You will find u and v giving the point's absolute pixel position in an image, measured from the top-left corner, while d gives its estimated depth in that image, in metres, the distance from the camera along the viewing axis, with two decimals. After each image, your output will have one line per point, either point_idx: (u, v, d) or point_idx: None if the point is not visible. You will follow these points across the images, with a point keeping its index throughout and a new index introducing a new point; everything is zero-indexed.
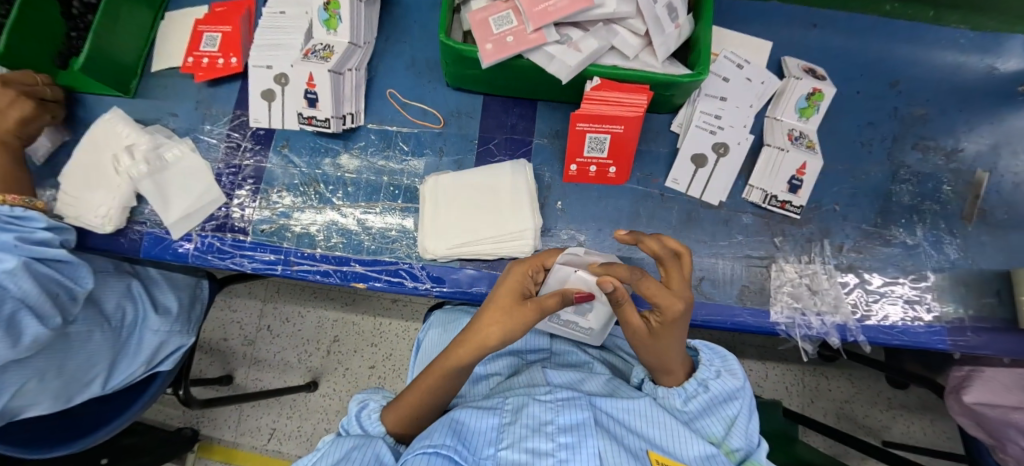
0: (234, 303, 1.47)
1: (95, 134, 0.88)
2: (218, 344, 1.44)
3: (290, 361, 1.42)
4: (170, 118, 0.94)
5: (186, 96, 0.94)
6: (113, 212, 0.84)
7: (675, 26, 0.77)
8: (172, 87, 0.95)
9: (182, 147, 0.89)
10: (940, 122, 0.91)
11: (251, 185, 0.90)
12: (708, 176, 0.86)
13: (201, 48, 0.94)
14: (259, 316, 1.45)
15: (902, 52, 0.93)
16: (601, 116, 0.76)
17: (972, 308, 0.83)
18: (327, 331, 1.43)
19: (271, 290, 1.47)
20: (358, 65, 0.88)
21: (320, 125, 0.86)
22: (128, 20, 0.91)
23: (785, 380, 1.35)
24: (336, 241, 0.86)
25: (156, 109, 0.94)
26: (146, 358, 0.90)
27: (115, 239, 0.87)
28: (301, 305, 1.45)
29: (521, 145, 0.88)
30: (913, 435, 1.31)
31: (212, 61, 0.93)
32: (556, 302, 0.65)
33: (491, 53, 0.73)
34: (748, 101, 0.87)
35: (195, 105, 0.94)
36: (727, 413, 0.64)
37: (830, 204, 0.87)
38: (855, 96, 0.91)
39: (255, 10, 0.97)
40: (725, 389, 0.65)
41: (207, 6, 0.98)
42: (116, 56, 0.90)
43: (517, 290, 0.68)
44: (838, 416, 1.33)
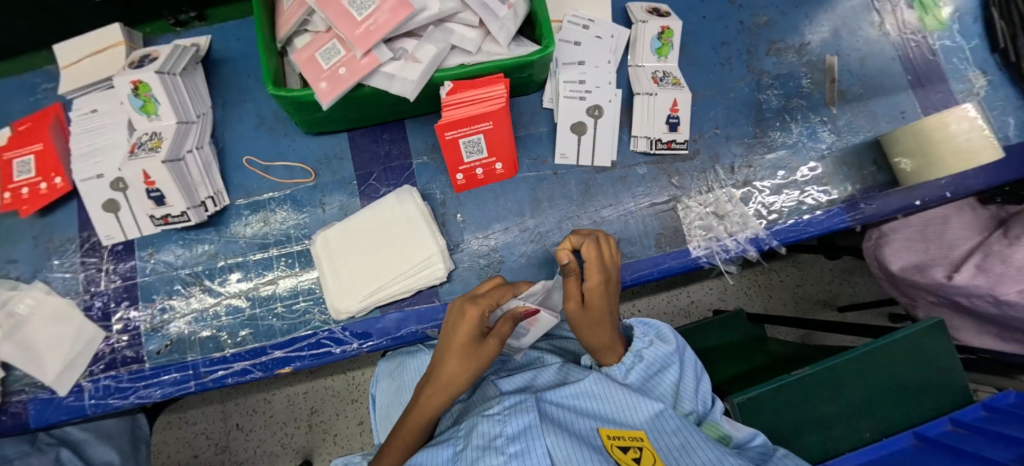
0: (189, 415, 1.30)
1: None
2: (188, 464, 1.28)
3: (275, 451, 1.28)
4: (9, 265, 0.82)
5: (21, 236, 0.83)
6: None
7: (507, 6, 0.74)
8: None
9: (34, 294, 0.79)
10: (783, 22, 0.95)
11: (128, 307, 0.80)
12: (593, 140, 0.85)
13: (15, 178, 0.81)
14: (222, 417, 1.30)
15: None
16: (463, 119, 0.73)
17: (857, 183, 0.90)
18: (301, 406, 1.30)
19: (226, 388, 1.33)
20: (198, 143, 0.80)
21: (180, 220, 0.78)
22: None
23: (743, 286, 1.42)
24: (244, 333, 0.79)
25: None
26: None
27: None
28: (265, 391, 1.31)
29: (402, 170, 0.84)
30: (861, 294, 1.42)
31: (32, 189, 0.81)
32: (511, 325, 0.63)
33: (327, 92, 0.68)
34: (606, 58, 0.86)
35: (34, 242, 0.83)
36: (670, 379, 0.66)
37: (711, 129, 0.90)
38: (702, 22, 0.94)
39: (65, 116, 0.85)
40: (657, 359, 0.67)
41: (7, 128, 0.85)
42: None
43: (474, 329, 0.63)
44: (796, 301, 1.41)
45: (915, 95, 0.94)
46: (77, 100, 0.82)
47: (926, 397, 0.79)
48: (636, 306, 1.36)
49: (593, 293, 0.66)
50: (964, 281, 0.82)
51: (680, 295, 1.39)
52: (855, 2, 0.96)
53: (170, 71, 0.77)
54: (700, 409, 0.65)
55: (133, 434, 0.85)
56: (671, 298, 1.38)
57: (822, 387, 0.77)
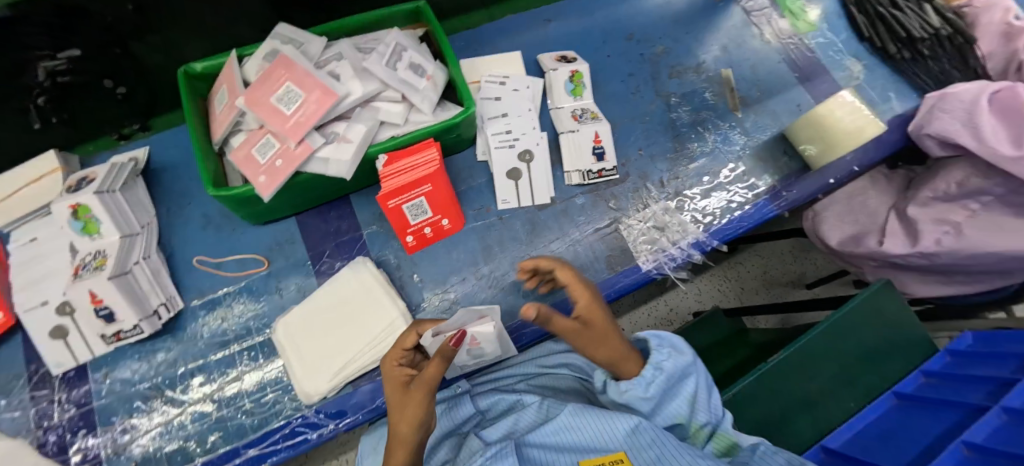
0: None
1: None
2: None
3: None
4: None
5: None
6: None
7: (426, 78, 0.82)
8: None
9: None
10: (677, 49, 1.06)
11: (87, 433, 0.77)
12: (530, 181, 0.90)
13: None
14: None
15: (623, 11, 1.08)
16: (403, 186, 0.77)
17: (775, 174, 0.98)
18: None
19: None
20: (145, 253, 0.80)
21: (134, 334, 0.77)
22: None
23: (715, 285, 1.47)
24: (214, 437, 0.77)
25: None
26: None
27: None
28: None
29: (353, 243, 0.86)
30: (826, 267, 1.49)
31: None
32: (435, 363, 0.60)
33: (266, 184, 0.72)
34: (526, 106, 0.93)
35: None
36: (686, 392, 0.65)
37: (635, 152, 0.97)
38: (607, 59, 1.04)
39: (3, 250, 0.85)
40: (680, 366, 0.65)
41: None
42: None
43: (397, 381, 0.65)
44: (768, 288, 1.47)
45: (805, 90, 1.05)
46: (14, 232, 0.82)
47: (879, 363, 0.84)
48: (619, 325, 1.41)
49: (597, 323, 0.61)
50: (893, 245, 0.93)
51: (659, 305, 1.43)
52: (735, 21, 1.09)
53: (109, 188, 0.79)
54: (712, 421, 0.65)
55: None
56: (651, 310, 1.41)
57: (808, 362, 0.83)
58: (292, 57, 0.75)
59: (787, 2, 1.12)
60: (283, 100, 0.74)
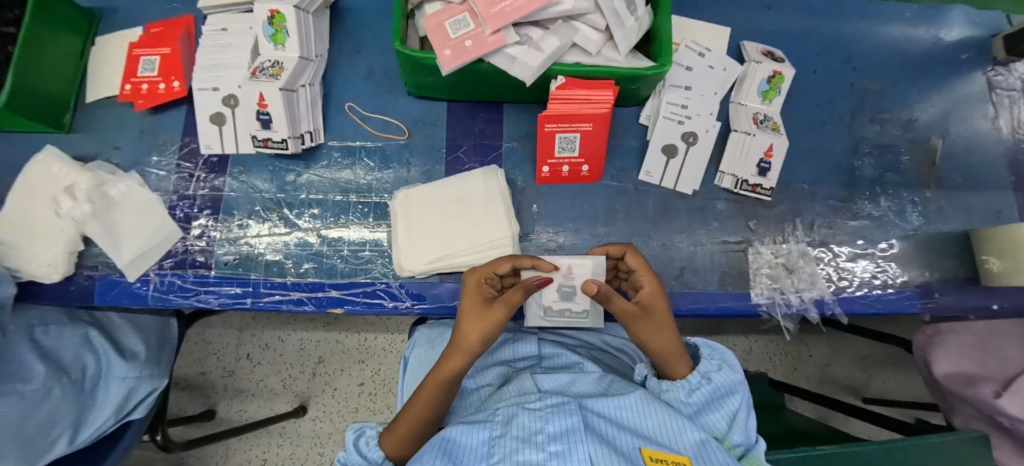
0: (209, 333, 1.29)
1: (29, 178, 0.80)
2: (195, 379, 1.26)
3: (275, 388, 1.26)
4: (111, 151, 0.86)
5: (128, 127, 0.87)
6: (58, 258, 0.76)
7: (635, 18, 0.77)
8: (111, 117, 0.88)
9: (128, 182, 0.82)
10: (893, 94, 0.91)
11: (209, 215, 0.84)
12: (680, 166, 0.85)
13: (139, 73, 0.86)
14: (236, 344, 1.28)
15: (850, 30, 0.92)
16: (569, 115, 0.74)
17: (937, 271, 0.87)
18: (310, 352, 1.29)
19: (246, 317, 1.31)
20: (311, 79, 0.84)
21: (278, 147, 0.81)
22: (57, 50, 0.84)
23: (767, 350, 1.36)
24: (308, 266, 0.81)
25: (93, 142, 0.86)
26: (115, 408, 0.73)
27: (63, 288, 0.80)
28: (280, 330, 1.30)
29: (490, 150, 0.86)
30: (891, 391, 1.34)
31: (152, 87, 0.86)
32: (522, 292, 0.69)
33: (451, 60, 0.71)
34: (713, 89, 0.86)
35: (139, 135, 0.87)
36: (724, 409, 0.63)
37: (798, 183, 0.88)
38: (811, 76, 0.91)
39: (196, 28, 0.91)
40: (729, 382, 0.65)
41: (143, 27, 0.90)
42: (44, 88, 0.82)
43: (481, 294, 0.69)
44: (820, 381, 1.34)
45: (1016, 197, 0.89)
46: (213, 17, 0.87)
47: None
48: None
49: (654, 303, 0.71)
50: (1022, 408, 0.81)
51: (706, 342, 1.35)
52: (972, 91, 0.92)
53: (305, 8, 0.82)
54: (745, 445, 0.60)
55: (164, 333, 0.84)
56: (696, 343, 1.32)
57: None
58: None
59: None
60: None
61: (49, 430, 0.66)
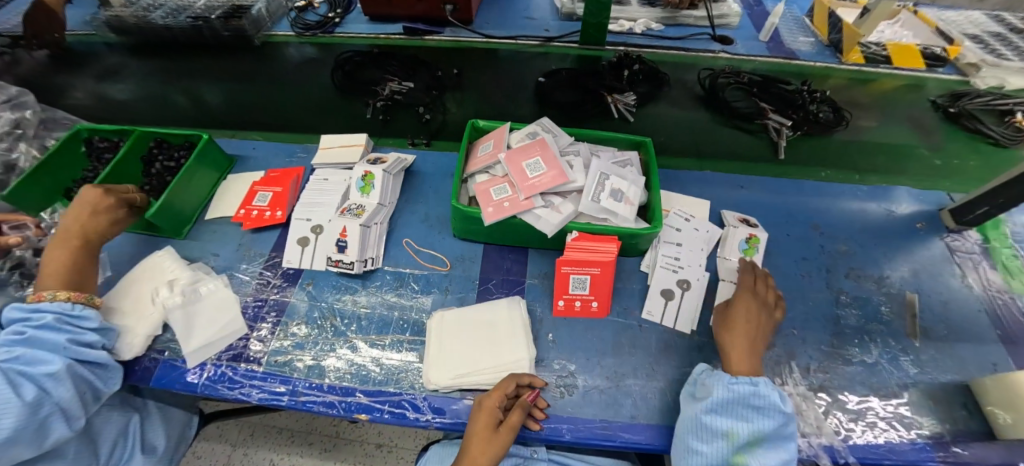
0: (203, 447, 1.30)
1: (142, 269, 0.97)
2: None
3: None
4: (212, 257, 1.06)
5: (230, 240, 1.09)
6: (138, 339, 0.89)
7: (624, 201, 0.99)
8: (219, 232, 1.11)
9: (216, 282, 0.98)
10: (861, 255, 1.05)
11: (273, 317, 0.97)
12: (677, 308, 0.98)
13: (254, 203, 1.12)
14: (226, 463, 1.28)
15: (814, 202, 1.12)
16: (582, 260, 0.93)
17: (947, 422, 0.89)
18: None
19: (246, 434, 1.32)
20: (381, 220, 1.08)
21: (345, 267, 1.00)
22: (197, 181, 1.12)
23: None
24: (345, 373, 0.89)
25: (201, 249, 1.08)
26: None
27: (128, 368, 0.89)
28: (277, 452, 1.29)
29: (515, 284, 1.02)
30: None
31: (259, 213, 1.11)
32: (520, 415, 0.79)
33: (492, 214, 0.96)
34: (699, 245, 1.03)
35: (237, 246, 1.08)
36: (754, 425, 0.74)
37: (788, 328, 0.98)
38: (785, 237, 1.07)
39: (303, 177, 1.19)
40: (772, 405, 0.75)
41: (263, 172, 1.21)
42: (180, 207, 1.08)
43: (489, 418, 0.78)
44: None
45: (1006, 350, 0.94)
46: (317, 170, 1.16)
47: None
48: None
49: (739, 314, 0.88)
50: None
51: None
52: (935, 254, 1.05)
53: (389, 170, 1.12)
54: None
55: (183, 433, 0.96)
56: None
57: None
58: (547, 143, 1.04)
59: (1002, 257, 1.04)
60: (530, 167, 1.00)
61: None
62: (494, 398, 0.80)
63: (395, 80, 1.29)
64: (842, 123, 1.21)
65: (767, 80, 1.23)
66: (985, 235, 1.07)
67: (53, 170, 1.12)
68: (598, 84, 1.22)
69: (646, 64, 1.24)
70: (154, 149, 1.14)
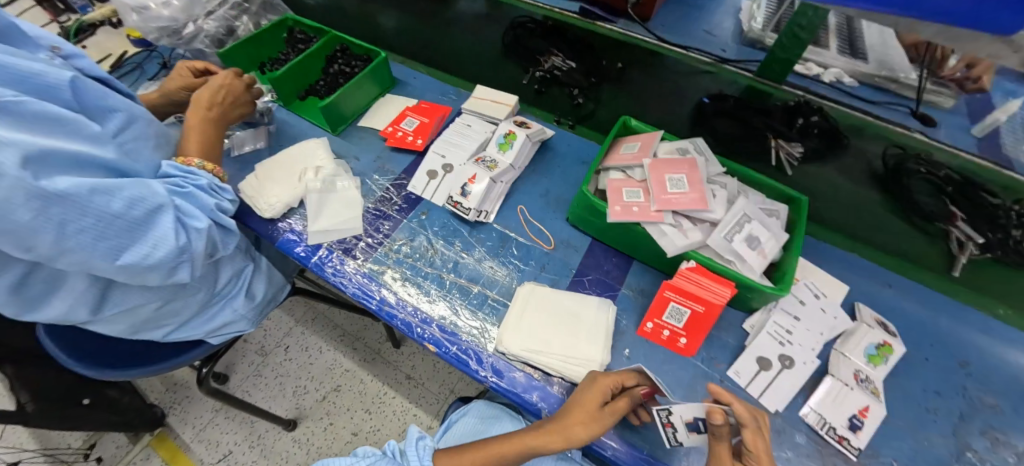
0: (276, 316, 1.54)
1: (299, 149, 1.08)
2: (241, 343, 1.50)
3: (288, 388, 1.42)
4: (353, 160, 1.13)
5: (372, 149, 1.15)
6: (279, 205, 0.99)
7: (759, 251, 0.91)
8: (365, 139, 1.18)
9: (351, 182, 1.05)
10: (1011, 418, 0.89)
11: (382, 235, 1.01)
12: (770, 381, 0.89)
13: (401, 125, 1.17)
14: (285, 334, 1.51)
15: (973, 338, 0.97)
16: (690, 293, 0.88)
17: None
18: (333, 377, 1.43)
19: (309, 319, 1.54)
20: (507, 180, 1.08)
21: (461, 211, 1.02)
22: (365, 91, 1.21)
23: None
24: (427, 302, 0.93)
25: (348, 149, 1.15)
26: (209, 330, 0.94)
27: (264, 225, 1.00)
28: (326, 345, 1.49)
29: (609, 288, 0.98)
30: None
31: (403, 136, 1.15)
32: (628, 404, 0.73)
33: (618, 213, 0.94)
34: (820, 329, 0.93)
35: (375, 158, 1.14)
36: None
37: (887, 456, 0.85)
38: (923, 361, 0.94)
39: (449, 117, 1.23)
40: None
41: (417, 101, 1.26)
42: (343, 108, 1.17)
43: (599, 395, 0.73)
44: None
45: None
46: (464, 115, 1.20)
47: None
48: None
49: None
50: None
51: None
52: None
53: (531, 137, 1.12)
54: None
55: (277, 294, 1.07)
56: None
57: None
58: (697, 165, 0.98)
59: None
60: (672, 182, 0.96)
61: (167, 318, 0.88)
62: (610, 378, 0.74)
63: (558, 55, 1.18)
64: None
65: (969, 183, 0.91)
66: None
67: (255, 47, 1.27)
68: (766, 124, 1.03)
69: (829, 120, 0.96)
70: (339, 51, 1.25)
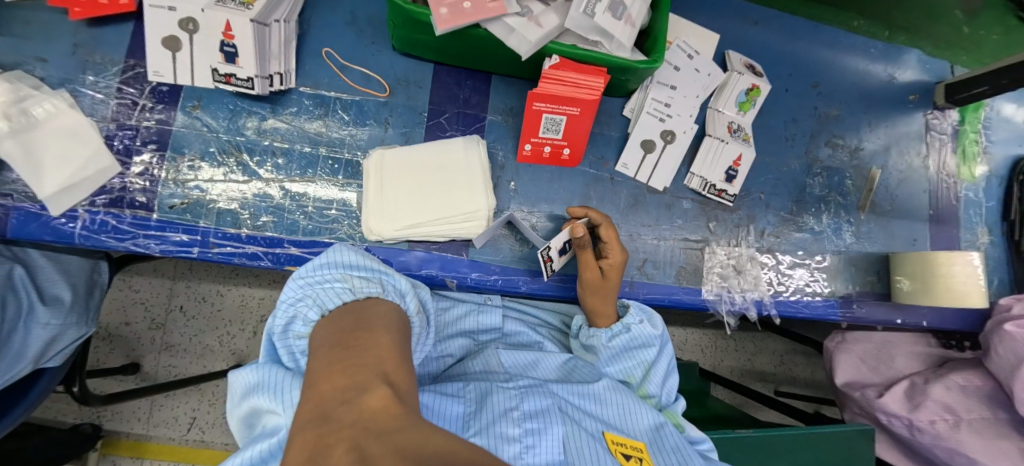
0: (137, 281, 1.12)
1: None
2: (117, 330, 1.10)
3: (212, 346, 1.13)
4: (36, 62, 0.72)
5: (57, 35, 0.73)
6: None
7: (624, 20, 0.77)
8: (36, 21, 0.73)
9: (55, 101, 0.70)
10: (848, 122, 0.99)
11: (154, 151, 0.73)
12: (655, 162, 0.88)
13: None
14: (169, 296, 1.13)
15: (824, 56, 0.99)
16: (559, 97, 0.74)
17: (859, 285, 0.98)
18: (252, 311, 1.15)
19: (184, 266, 1.14)
20: (285, 17, 0.76)
21: (242, 85, 0.73)
22: None
23: (700, 343, 1.46)
24: (266, 219, 0.74)
25: (13, 48, 0.72)
26: (34, 356, 0.67)
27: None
28: (221, 284, 1.14)
29: (474, 121, 0.84)
30: (796, 384, 1.51)
31: None
32: None
33: (446, 19, 0.69)
34: (695, 92, 0.89)
35: (72, 49, 0.73)
36: (640, 359, 0.74)
37: (757, 192, 0.94)
38: (783, 93, 0.96)
39: None
40: (646, 335, 0.74)
41: None
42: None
43: None
44: (742, 371, 1.47)
45: (930, 228, 1.01)
46: None
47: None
48: None
49: (610, 264, 0.75)
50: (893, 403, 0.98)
51: None
52: (913, 129, 1.02)
53: None
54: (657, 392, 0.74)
55: (93, 280, 0.77)
56: None
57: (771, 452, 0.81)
58: None
59: (966, 140, 1.04)
60: None
61: None
62: None
63: None
64: None
65: None
66: (963, 116, 1.04)
67: None
68: None
69: None
70: None
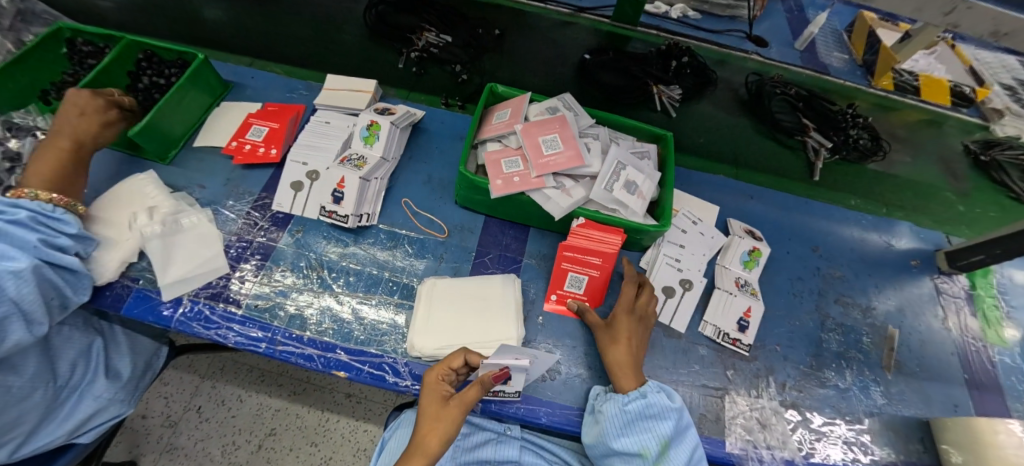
0: (169, 375, 1.21)
1: (121, 189, 0.92)
2: (132, 423, 1.14)
3: (212, 454, 1.13)
4: (196, 188, 1.00)
5: (218, 173, 1.02)
6: (111, 265, 0.84)
7: (636, 196, 0.95)
8: (207, 163, 1.04)
9: (201, 216, 0.94)
10: (854, 283, 1.07)
11: (257, 260, 0.93)
12: (676, 306, 0.98)
13: (247, 136, 1.05)
14: (193, 394, 1.19)
15: (819, 225, 1.13)
16: (583, 249, 0.90)
17: (903, 453, 0.92)
18: (264, 422, 1.17)
19: (216, 367, 1.24)
20: (383, 175, 1.03)
21: (339, 219, 0.96)
22: (188, 103, 1.05)
23: None
24: (328, 327, 0.88)
25: (186, 178, 1.01)
26: (72, 428, 0.75)
27: (99, 292, 0.85)
28: (243, 389, 1.21)
29: (512, 262, 1.00)
30: None
31: (253, 149, 1.03)
32: (474, 390, 0.73)
33: (500, 187, 0.93)
34: (702, 250, 1.03)
35: (224, 181, 1.01)
36: (656, 431, 0.77)
37: (773, 344, 0.99)
38: (787, 255, 1.08)
39: (302, 117, 1.13)
40: (661, 405, 0.78)
41: (261, 104, 1.13)
42: (166, 129, 1.00)
43: (438, 393, 0.74)
44: None
45: (970, 395, 0.98)
46: (321, 112, 1.09)
47: None
48: None
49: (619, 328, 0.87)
50: None
51: None
52: (923, 292, 1.08)
53: (398, 124, 1.06)
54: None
55: (151, 362, 0.88)
56: None
57: None
58: (568, 121, 1.00)
59: (983, 305, 1.07)
60: (546, 143, 0.96)
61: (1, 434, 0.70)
62: (444, 372, 0.76)
63: (432, 30, 1.10)
64: (879, 153, 1.16)
65: (814, 96, 1.15)
66: (973, 282, 1.10)
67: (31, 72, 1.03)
68: (645, 72, 1.10)
69: (696, 58, 1.09)
70: (141, 60, 1.05)
